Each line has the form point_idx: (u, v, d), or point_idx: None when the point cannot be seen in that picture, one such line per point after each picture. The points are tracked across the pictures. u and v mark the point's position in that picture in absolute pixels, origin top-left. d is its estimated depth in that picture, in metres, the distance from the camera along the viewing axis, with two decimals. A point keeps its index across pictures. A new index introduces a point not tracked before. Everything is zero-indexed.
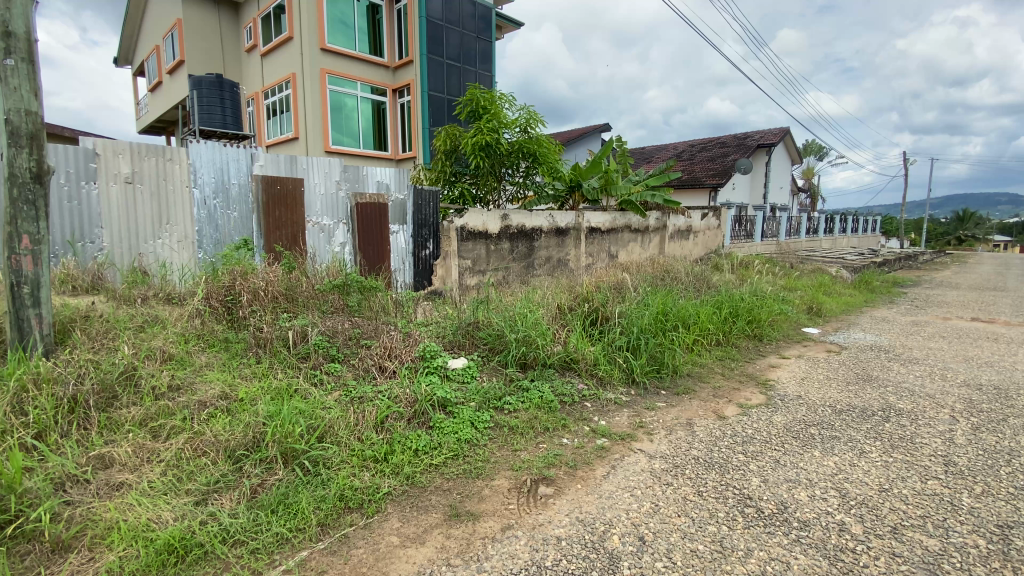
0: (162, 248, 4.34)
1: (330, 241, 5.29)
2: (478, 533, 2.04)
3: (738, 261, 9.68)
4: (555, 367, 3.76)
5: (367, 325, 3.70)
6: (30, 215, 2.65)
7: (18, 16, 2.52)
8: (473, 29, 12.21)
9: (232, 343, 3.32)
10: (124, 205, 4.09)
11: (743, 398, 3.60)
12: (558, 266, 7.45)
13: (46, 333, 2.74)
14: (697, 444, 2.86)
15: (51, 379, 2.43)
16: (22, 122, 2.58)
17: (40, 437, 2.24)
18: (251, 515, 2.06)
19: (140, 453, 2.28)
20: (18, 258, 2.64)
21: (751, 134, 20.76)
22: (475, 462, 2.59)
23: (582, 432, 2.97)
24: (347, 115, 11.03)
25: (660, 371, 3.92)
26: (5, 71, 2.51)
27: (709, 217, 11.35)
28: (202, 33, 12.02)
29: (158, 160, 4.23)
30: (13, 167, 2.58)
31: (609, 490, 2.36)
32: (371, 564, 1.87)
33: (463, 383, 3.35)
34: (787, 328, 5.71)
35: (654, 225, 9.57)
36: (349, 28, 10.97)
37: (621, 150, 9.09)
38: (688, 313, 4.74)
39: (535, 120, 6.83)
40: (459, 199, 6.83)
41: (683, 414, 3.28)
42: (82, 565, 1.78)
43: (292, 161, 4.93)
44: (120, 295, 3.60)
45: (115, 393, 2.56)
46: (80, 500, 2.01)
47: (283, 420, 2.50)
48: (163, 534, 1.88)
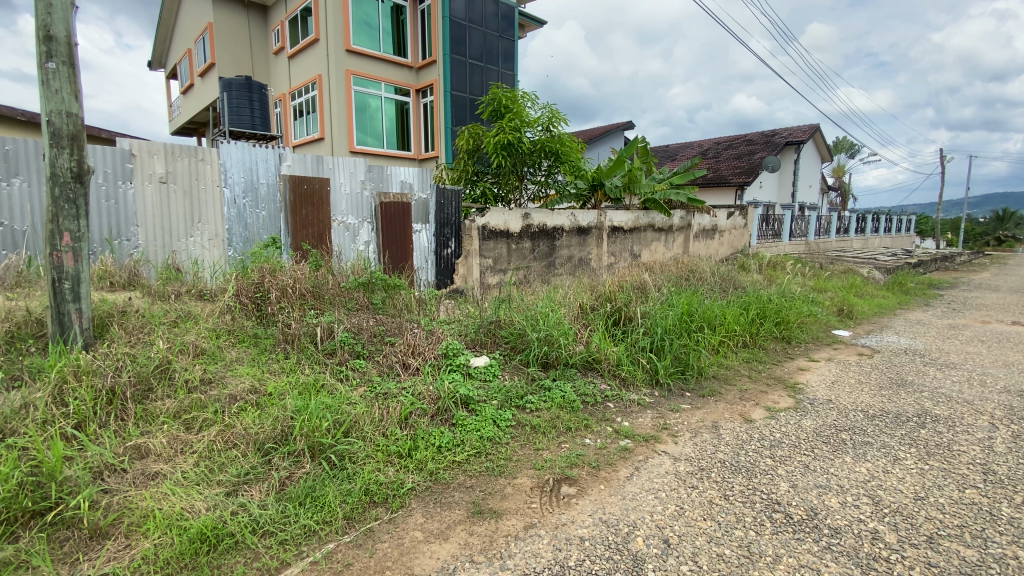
0: (194, 246, 4.46)
1: (354, 240, 5.36)
2: (500, 531, 2.04)
3: (765, 261, 9.48)
4: (577, 367, 3.73)
5: (391, 323, 3.77)
6: (70, 214, 2.76)
7: (58, 21, 2.62)
8: (496, 28, 12.23)
9: (261, 339, 3.40)
10: (158, 204, 4.23)
11: (771, 402, 3.52)
12: (579, 265, 7.41)
13: (85, 328, 2.86)
14: (722, 447, 2.81)
15: (91, 371, 2.53)
16: (63, 123, 2.69)
17: (80, 427, 2.33)
18: (280, 507, 2.11)
19: (174, 444, 2.36)
20: (60, 254, 2.75)
21: (779, 131, 20.28)
22: (497, 460, 2.59)
23: (605, 432, 2.94)
24: (371, 116, 11.18)
25: (684, 372, 3.86)
26: (47, 74, 2.62)
27: (735, 216, 11.11)
28: (232, 36, 12.33)
29: (190, 161, 4.36)
30: (55, 168, 2.69)
31: (633, 492, 2.33)
32: (395, 559, 1.89)
33: (484, 381, 3.36)
34: (816, 330, 5.56)
35: (678, 225, 9.43)
36: (373, 29, 11.10)
37: (645, 149, 8.97)
38: (714, 313, 4.65)
39: (558, 119, 6.80)
40: (481, 198, 6.83)
41: (708, 417, 3.22)
42: (119, 551, 1.84)
43: (318, 161, 5.01)
44: (155, 291, 3.72)
45: (150, 386, 2.64)
46: (117, 489, 2.08)
47: (310, 415, 2.55)
48: (196, 523, 1.94)
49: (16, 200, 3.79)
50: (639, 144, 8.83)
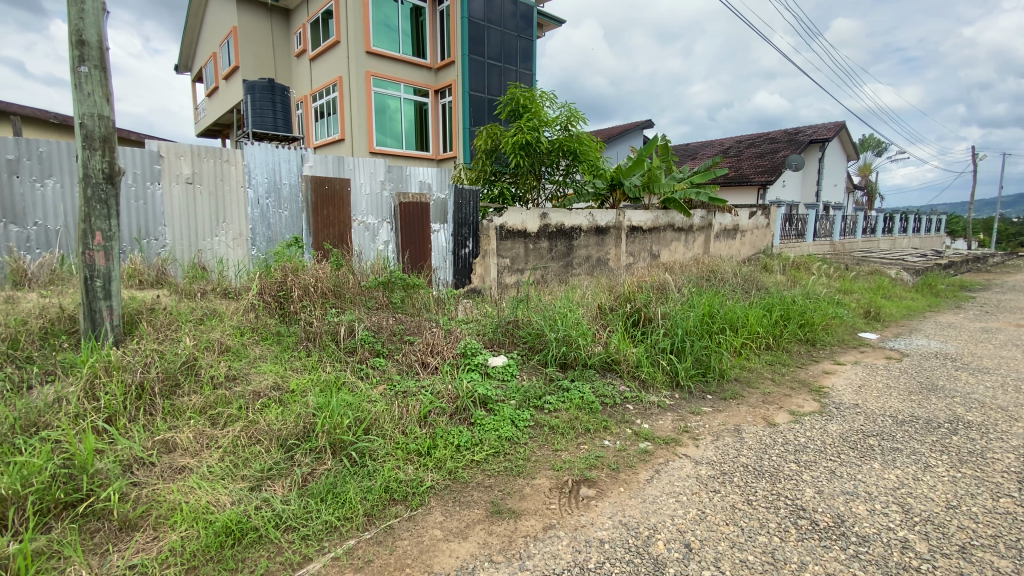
0: (219, 245, 4.56)
1: (374, 240, 5.42)
2: (519, 531, 2.04)
3: (788, 261, 9.29)
4: (596, 368, 3.70)
5: (410, 322, 3.81)
6: (102, 213, 2.84)
7: (90, 25, 2.70)
8: (515, 28, 12.22)
9: (284, 337, 3.46)
10: (185, 204, 4.34)
11: (796, 405, 3.44)
12: (598, 265, 7.36)
13: (115, 324, 2.94)
14: (745, 451, 2.76)
15: (121, 367, 2.60)
16: (95, 125, 2.77)
17: (111, 421, 2.40)
18: (302, 502, 2.14)
19: (200, 439, 2.41)
20: (92, 253, 2.83)
21: (803, 128, 19.84)
22: (516, 461, 2.58)
23: (625, 434, 2.91)
24: (390, 117, 11.28)
25: (705, 374, 3.80)
26: (80, 78, 2.70)
27: (758, 215, 10.90)
28: (256, 40, 12.58)
29: (215, 162, 4.46)
30: (88, 169, 2.77)
31: (653, 495, 2.30)
32: (415, 556, 1.90)
33: (502, 381, 3.36)
34: (843, 333, 5.42)
35: (698, 224, 9.29)
36: (393, 30, 11.20)
37: (665, 148, 8.86)
38: (736, 314, 4.56)
39: (576, 118, 6.77)
40: (498, 198, 6.82)
41: (730, 420, 3.16)
42: (148, 543, 1.89)
43: (340, 162, 5.07)
44: (182, 289, 3.81)
45: (178, 381, 2.71)
46: (146, 482, 2.13)
47: (332, 412, 2.58)
48: (221, 517, 1.98)
49: (51, 200, 3.92)
50: (659, 143, 8.73)
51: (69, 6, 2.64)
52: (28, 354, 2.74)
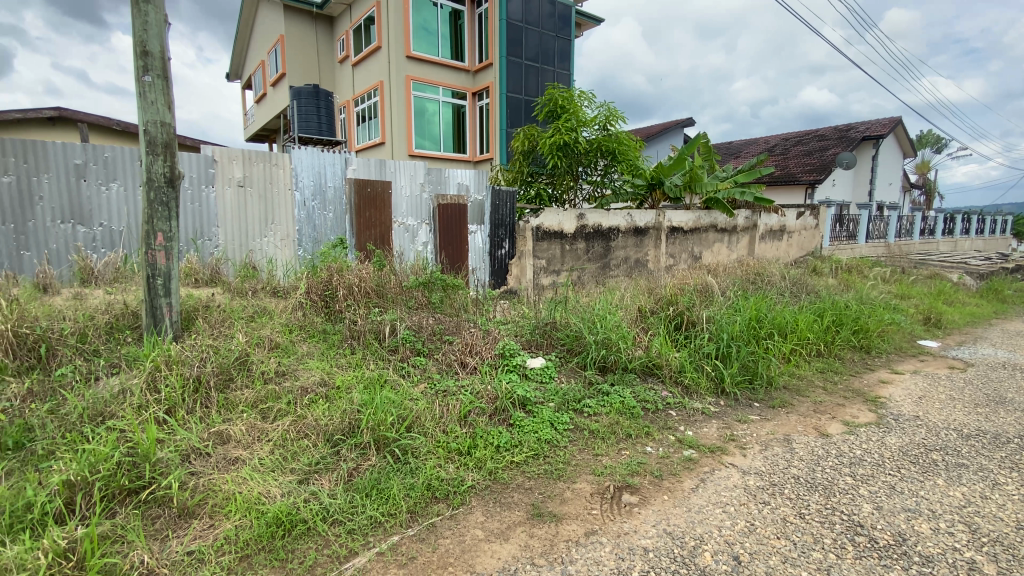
0: (268, 245, 4.75)
1: (413, 240, 5.50)
2: (560, 536, 2.01)
3: (839, 264, 8.87)
4: (636, 373, 3.62)
5: (449, 322, 3.87)
6: (163, 215, 2.99)
7: (153, 36, 2.85)
8: (552, 28, 12.18)
9: (330, 334, 3.56)
10: (236, 207, 4.54)
11: (849, 416, 3.27)
12: (636, 266, 7.24)
13: (174, 321, 3.10)
14: (796, 462, 2.64)
15: (180, 361, 2.73)
16: (158, 132, 2.93)
17: (170, 412, 2.52)
18: (348, 497, 2.19)
19: (252, 432, 2.50)
20: (154, 253, 2.99)
21: (855, 125, 18.92)
22: (556, 463, 2.56)
23: (667, 441, 2.85)
24: (429, 120, 11.45)
25: (752, 382, 3.67)
26: (144, 87, 2.86)
27: (806, 215, 10.46)
28: (302, 47, 13.04)
29: (265, 165, 4.63)
30: (151, 173, 2.93)
31: (699, 505, 2.23)
32: (457, 555, 1.90)
33: (541, 383, 3.34)
34: (900, 340, 5.13)
35: (742, 225, 9.01)
36: (432, 34, 11.38)
37: (707, 146, 8.63)
38: (785, 319, 4.39)
39: (615, 117, 6.69)
40: (535, 199, 6.76)
41: (779, 430, 3.04)
42: (205, 530, 1.98)
43: (381, 165, 5.18)
44: (235, 287, 3.98)
45: (231, 376, 2.82)
46: (202, 471, 2.24)
47: (376, 409, 2.63)
48: (272, 508, 2.05)
49: (115, 202, 4.18)
50: (701, 142, 8.50)
51: (135, 19, 2.81)
52: (95, 347, 2.92)
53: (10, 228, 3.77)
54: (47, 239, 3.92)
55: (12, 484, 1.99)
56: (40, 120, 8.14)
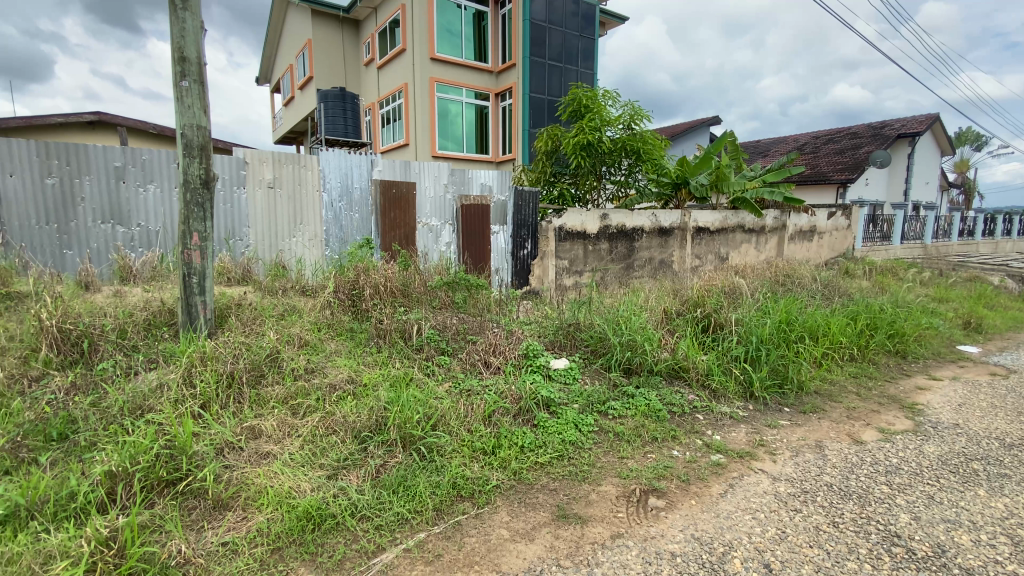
0: (297, 245, 4.86)
1: (437, 240, 5.55)
2: (586, 538, 2.00)
3: (873, 266, 8.59)
4: (662, 375, 3.58)
5: (473, 322, 3.90)
6: (198, 215, 3.08)
7: (190, 43, 2.95)
8: (576, 27, 12.12)
9: (357, 333, 3.61)
10: (267, 208, 4.66)
11: (885, 422, 3.17)
12: (660, 267, 7.15)
13: (208, 318, 3.19)
14: (829, 469, 2.57)
15: (214, 357, 2.81)
16: (194, 135, 3.03)
17: (205, 407, 2.60)
18: (376, 493, 2.23)
19: (283, 427, 2.57)
20: (190, 252, 3.09)
21: (889, 122, 18.30)
22: (581, 465, 2.54)
23: (694, 445, 2.80)
24: (452, 121, 11.54)
25: (782, 386, 3.59)
26: (182, 91, 2.96)
27: (838, 216, 10.16)
28: (328, 51, 13.28)
29: (294, 167, 4.74)
30: (188, 175, 3.03)
31: (727, 510, 2.19)
32: (483, 554, 1.91)
33: (565, 384, 3.33)
34: (938, 345, 4.94)
35: (771, 225, 8.81)
36: (456, 36, 11.46)
37: (735, 145, 8.46)
38: (816, 323, 4.28)
39: (640, 116, 6.62)
40: (558, 199, 6.72)
41: (811, 436, 2.96)
42: (238, 522, 2.04)
43: (406, 166, 5.24)
44: (265, 286, 4.09)
45: (263, 372, 2.90)
46: (236, 464, 2.30)
47: (402, 407, 2.67)
48: (302, 502, 2.09)
49: (152, 203, 4.33)
50: (728, 140, 8.34)
51: (173, 26, 2.91)
52: (134, 343, 3.04)
53: (54, 228, 3.95)
54: (88, 239, 4.09)
55: (57, 473, 2.08)
56: (80, 124, 8.48)
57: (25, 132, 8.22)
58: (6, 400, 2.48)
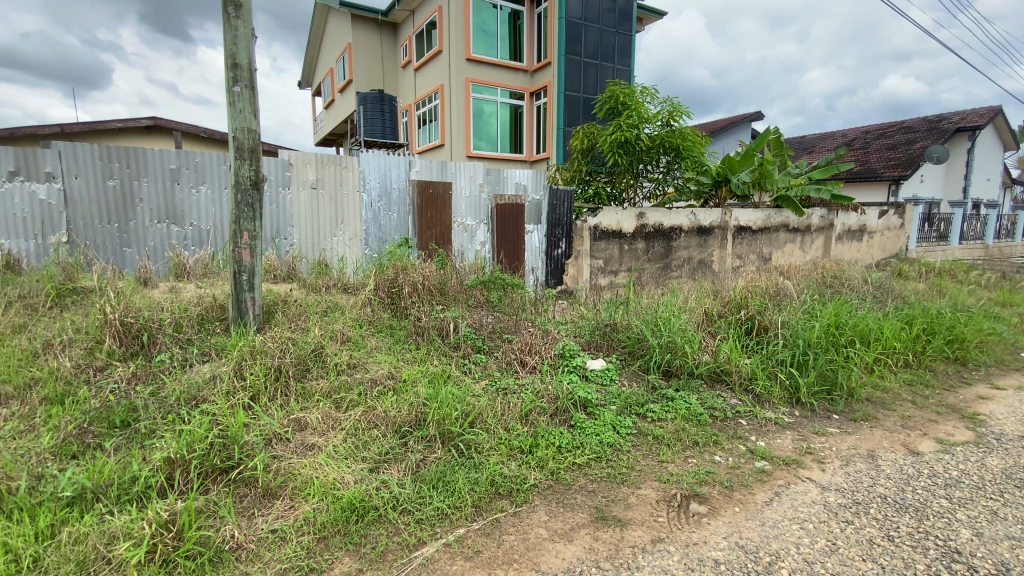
0: (338, 244, 5.00)
1: (472, 240, 5.60)
2: (626, 541, 1.98)
3: (929, 268, 8.12)
4: (703, 379, 3.50)
5: (509, 321, 3.92)
6: (248, 215, 3.21)
7: (242, 49, 3.08)
8: (613, 23, 11.95)
9: (396, 330, 3.69)
10: (310, 208, 4.81)
11: (944, 433, 3.00)
12: (699, 267, 7.00)
13: (257, 313, 3.32)
14: (882, 480, 2.45)
15: (262, 351, 2.92)
16: (245, 138, 3.16)
17: (255, 398, 2.71)
18: (416, 487, 2.28)
19: (327, 420, 2.65)
20: (241, 251, 3.23)
21: (947, 116, 17.28)
22: (619, 468, 2.52)
23: (737, 451, 2.73)
24: (487, 121, 11.61)
25: (831, 393, 3.45)
26: (234, 96, 3.09)
27: (890, 214, 9.66)
28: (367, 54, 13.59)
29: (335, 168, 4.88)
30: (239, 177, 3.16)
31: (774, 519, 2.13)
32: (522, 552, 1.92)
33: (602, 385, 3.30)
34: (1002, 352, 4.64)
35: (816, 224, 8.47)
36: (491, 36, 11.52)
37: (779, 141, 8.17)
38: (868, 326, 4.09)
39: (679, 112, 6.48)
40: (594, 198, 6.64)
41: (862, 445, 2.83)
42: (286, 511, 2.12)
43: (443, 166, 5.31)
44: (309, 284, 4.22)
45: (308, 366, 2.99)
46: (284, 455, 2.39)
47: (441, 404, 2.71)
48: (347, 494, 2.16)
49: (204, 204, 4.54)
50: (771, 137, 8.06)
51: (226, 34, 3.04)
52: (189, 337, 3.19)
53: (116, 227, 4.20)
54: (146, 237, 4.33)
55: (120, 458, 2.22)
56: (137, 129, 8.98)
57: (88, 136, 8.76)
58: (74, 389, 2.66)
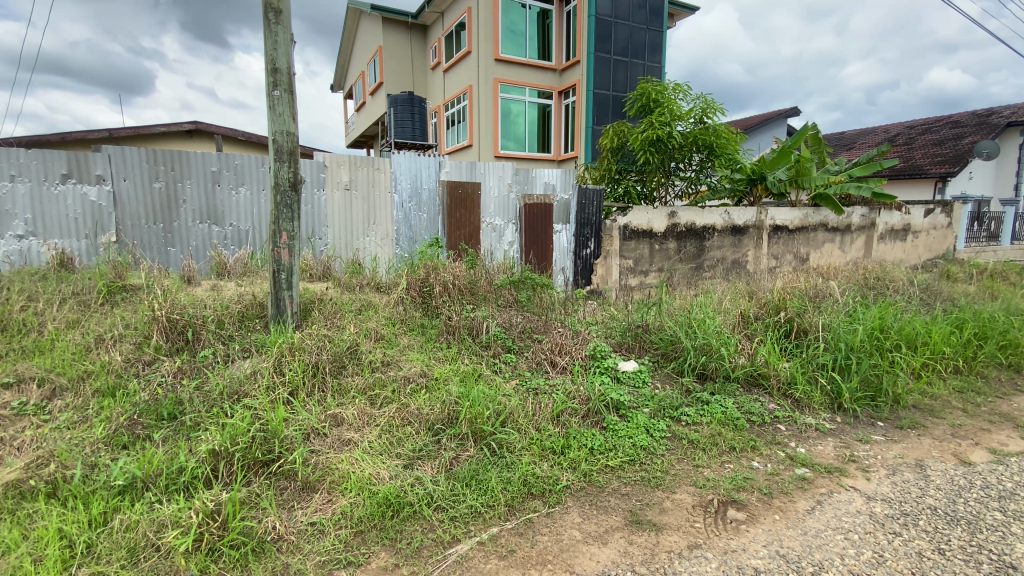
0: (371, 244, 5.10)
1: (500, 240, 5.63)
2: (661, 546, 1.96)
3: (980, 269, 7.71)
4: (739, 382, 3.42)
5: (539, 321, 3.91)
6: (287, 216, 3.30)
7: (281, 54, 3.16)
8: (643, 20, 11.78)
9: (428, 329, 3.74)
10: (343, 208, 4.91)
11: (998, 443, 2.84)
12: (733, 268, 6.84)
13: (295, 311, 3.41)
14: (931, 491, 2.35)
15: (301, 348, 3.00)
16: (284, 141, 3.24)
17: (294, 394, 2.79)
18: (450, 484, 2.30)
19: (363, 416, 2.71)
20: (280, 250, 3.32)
21: (999, 110, 16.39)
22: (653, 471, 2.48)
23: (777, 457, 2.66)
24: (514, 121, 11.62)
25: (875, 399, 3.32)
26: (274, 100, 3.19)
27: (936, 213, 9.23)
28: (397, 56, 13.80)
29: (368, 170, 4.97)
30: (278, 178, 3.25)
31: (816, 528, 2.06)
32: (555, 554, 1.92)
33: (634, 387, 3.26)
34: None
35: (857, 223, 8.16)
36: (519, 36, 11.53)
37: (817, 138, 7.91)
38: (915, 330, 3.92)
39: (712, 109, 6.34)
40: (623, 197, 6.56)
41: (910, 454, 2.72)
42: (324, 504, 2.17)
43: (472, 166, 5.35)
44: (344, 283, 4.31)
45: (344, 363, 3.06)
46: (321, 450, 2.45)
47: (473, 403, 2.73)
48: (382, 489, 2.20)
49: (244, 205, 4.70)
50: (809, 133, 7.80)
51: (267, 39, 3.14)
52: (231, 333, 3.30)
53: (161, 228, 4.39)
54: (189, 237, 4.50)
55: (168, 450, 2.31)
56: (179, 133, 9.36)
57: (134, 141, 9.18)
58: (124, 382, 2.79)
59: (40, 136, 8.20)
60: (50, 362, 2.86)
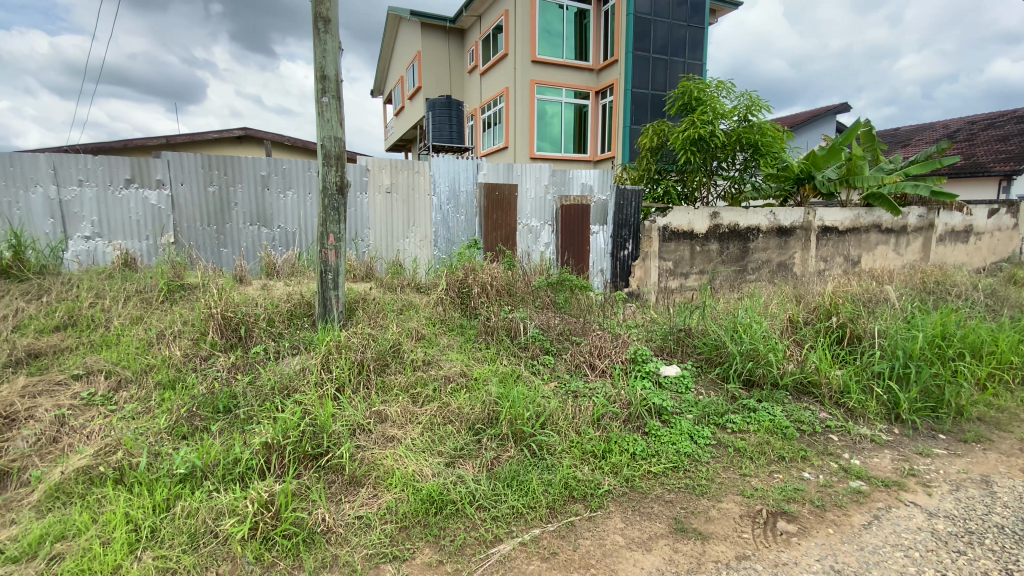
0: (411, 245, 5.21)
1: (537, 241, 5.64)
2: (708, 555, 1.92)
3: None
4: (788, 390, 3.30)
5: (576, 323, 3.88)
6: (334, 218, 3.41)
7: (330, 62, 3.27)
8: (684, 16, 11.53)
9: (466, 329, 3.78)
10: (384, 210, 5.03)
11: None
12: (778, 270, 6.62)
13: (340, 311, 3.52)
14: (999, 509, 2.21)
15: (348, 346, 3.09)
16: (332, 146, 3.35)
17: (341, 390, 2.88)
18: (491, 484, 2.33)
19: (406, 413, 2.77)
20: (327, 252, 3.44)
21: None
22: (698, 479, 2.43)
23: (829, 468, 2.56)
24: (550, 122, 11.62)
25: (936, 410, 3.14)
26: (322, 106, 3.30)
27: (1002, 213, 8.65)
28: (435, 60, 14.03)
29: (409, 173, 5.08)
30: (326, 182, 3.37)
31: (873, 544, 1.98)
32: (598, 559, 1.91)
33: (676, 393, 3.20)
34: None
35: (913, 224, 7.73)
36: (557, 36, 11.52)
37: (869, 134, 7.55)
38: (980, 338, 3.69)
39: (757, 107, 6.16)
40: (663, 198, 6.44)
41: (975, 469, 2.56)
42: (370, 498, 2.24)
43: (509, 168, 5.39)
44: (386, 283, 4.42)
45: (387, 361, 3.14)
46: (367, 446, 2.52)
47: (514, 404, 2.75)
48: (426, 486, 2.24)
49: (291, 207, 4.88)
50: (861, 130, 7.46)
51: (316, 48, 3.25)
52: (280, 331, 3.44)
53: (214, 229, 4.61)
54: (240, 238, 4.72)
55: (224, 441, 2.44)
56: (230, 138, 9.80)
57: (189, 146, 9.67)
58: (183, 375, 2.95)
59: (105, 144, 8.75)
60: (116, 356, 3.05)
